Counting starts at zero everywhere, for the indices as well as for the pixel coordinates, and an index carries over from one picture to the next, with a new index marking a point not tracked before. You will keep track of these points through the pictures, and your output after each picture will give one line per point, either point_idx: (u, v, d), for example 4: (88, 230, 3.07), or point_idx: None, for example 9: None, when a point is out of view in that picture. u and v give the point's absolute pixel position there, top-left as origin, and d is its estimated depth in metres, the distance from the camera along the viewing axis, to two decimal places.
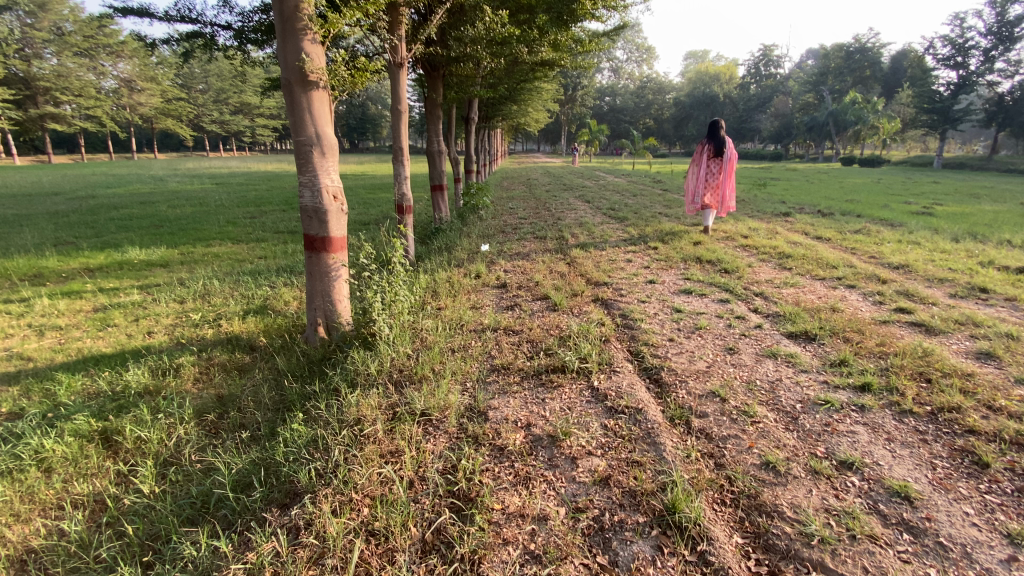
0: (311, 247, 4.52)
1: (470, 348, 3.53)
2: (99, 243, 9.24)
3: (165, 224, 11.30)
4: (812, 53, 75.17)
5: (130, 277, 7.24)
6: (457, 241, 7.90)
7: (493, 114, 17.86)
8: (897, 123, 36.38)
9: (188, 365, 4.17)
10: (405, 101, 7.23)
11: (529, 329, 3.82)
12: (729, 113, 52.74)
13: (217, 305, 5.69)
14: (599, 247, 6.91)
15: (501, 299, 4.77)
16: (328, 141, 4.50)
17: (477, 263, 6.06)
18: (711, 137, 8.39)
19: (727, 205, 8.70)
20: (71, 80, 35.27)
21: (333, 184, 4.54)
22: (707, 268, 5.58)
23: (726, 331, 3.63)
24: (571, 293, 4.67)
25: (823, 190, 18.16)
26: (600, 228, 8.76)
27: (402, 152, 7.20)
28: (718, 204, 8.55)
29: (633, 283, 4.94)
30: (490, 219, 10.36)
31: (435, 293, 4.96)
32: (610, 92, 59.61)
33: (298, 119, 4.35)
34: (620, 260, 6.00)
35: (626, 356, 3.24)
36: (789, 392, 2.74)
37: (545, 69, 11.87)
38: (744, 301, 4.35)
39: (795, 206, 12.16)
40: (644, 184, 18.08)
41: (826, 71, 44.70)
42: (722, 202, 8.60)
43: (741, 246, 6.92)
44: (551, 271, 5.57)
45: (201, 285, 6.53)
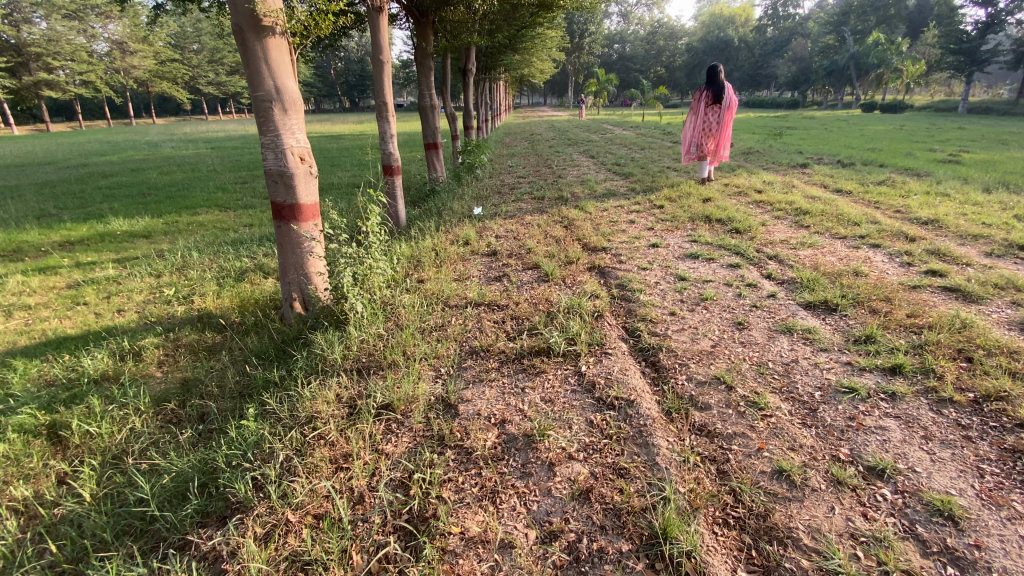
0: (280, 216, 4.15)
1: (447, 328, 3.18)
2: (84, 214, 8.91)
3: (153, 192, 10.89)
4: None
5: (109, 250, 6.92)
6: (449, 204, 7.44)
7: (493, 65, 16.92)
8: (922, 65, 34.25)
9: (153, 348, 3.89)
10: (387, 50, 6.64)
11: (515, 303, 3.44)
12: (745, 59, 50.07)
13: (192, 279, 5.37)
14: (600, 207, 6.43)
15: (489, 268, 4.38)
16: (290, 96, 4.04)
17: (467, 229, 5.63)
18: (710, 82, 7.88)
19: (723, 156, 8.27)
20: (61, 44, 34.13)
21: (299, 145, 4.12)
22: (717, 229, 5.11)
23: (735, 302, 3.24)
24: (565, 261, 4.26)
25: (843, 139, 17.14)
26: (604, 185, 8.21)
27: (386, 108, 6.65)
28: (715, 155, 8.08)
29: (634, 248, 4.51)
30: (487, 179, 9.83)
31: (418, 263, 4.58)
32: (619, 40, 56.65)
33: (254, 71, 3.88)
34: (622, 222, 5.54)
35: (620, 334, 2.87)
36: (806, 377, 2.37)
37: (545, 13, 11.03)
38: (756, 266, 3.92)
39: (813, 158, 11.41)
40: (652, 137, 17.19)
41: (849, 10, 41.89)
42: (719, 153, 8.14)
43: (753, 202, 6.39)
44: (545, 236, 5.14)
45: (180, 257, 6.19)
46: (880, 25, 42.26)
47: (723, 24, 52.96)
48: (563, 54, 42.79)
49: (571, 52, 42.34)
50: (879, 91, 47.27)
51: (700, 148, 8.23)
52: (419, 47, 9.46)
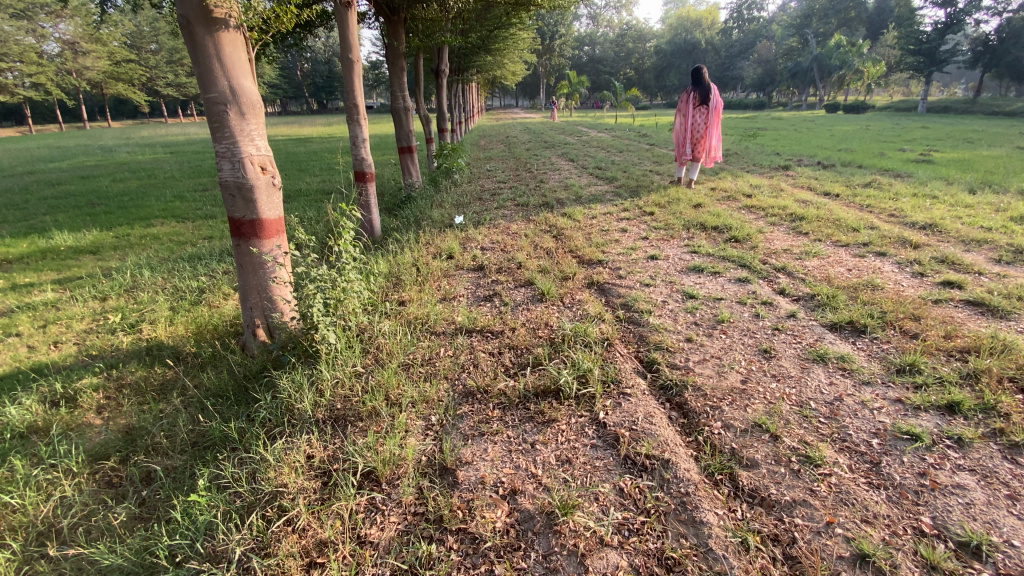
0: (238, 233, 3.68)
1: (436, 363, 2.77)
2: (25, 228, 8.14)
3: (104, 202, 10.10)
4: None
5: (50, 268, 6.26)
6: (427, 212, 7.01)
7: (467, 66, 16.53)
8: (882, 67, 35.28)
9: (93, 391, 3.36)
10: (357, 49, 6.19)
11: (511, 330, 3.06)
12: (713, 61, 50.91)
13: (142, 302, 4.81)
14: (588, 214, 6.09)
15: (476, 287, 3.98)
16: (248, 97, 3.57)
17: (449, 240, 5.22)
18: (696, 84, 7.72)
19: (712, 157, 8.14)
20: (7, 43, 32.20)
21: (260, 153, 3.67)
22: (715, 237, 4.82)
23: (755, 325, 2.93)
24: (560, 277, 3.90)
25: (814, 139, 17.31)
26: (588, 190, 7.90)
27: (357, 110, 6.18)
28: (706, 157, 7.94)
29: (632, 261, 4.19)
30: (466, 184, 9.42)
31: (398, 282, 4.16)
32: (590, 41, 56.82)
33: (205, 70, 3.40)
34: (614, 231, 5.21)
35: (636, 368, 2.52)
36: (856, 421, 2.07)
37: (520, 12, 10.72)
38: (766, 281, 3.64)
39: (792, 158, 11.36)
40: (628, 139, 17.05)
41: (811, 13, 42.98)
42: (709, 154, 8.00)
43: (745, 206, 6.17)
44: (535, 248, 4.77)
45: (130, 276, 5.60)
46: (841, 29, 43.48)
47: (690, 26, 53.79)
48: (535, 55, 42.65)
49: (542, 53, 42.22)
50: (841, 92, 48.54)
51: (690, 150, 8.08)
52: (390, 47, 9.01)
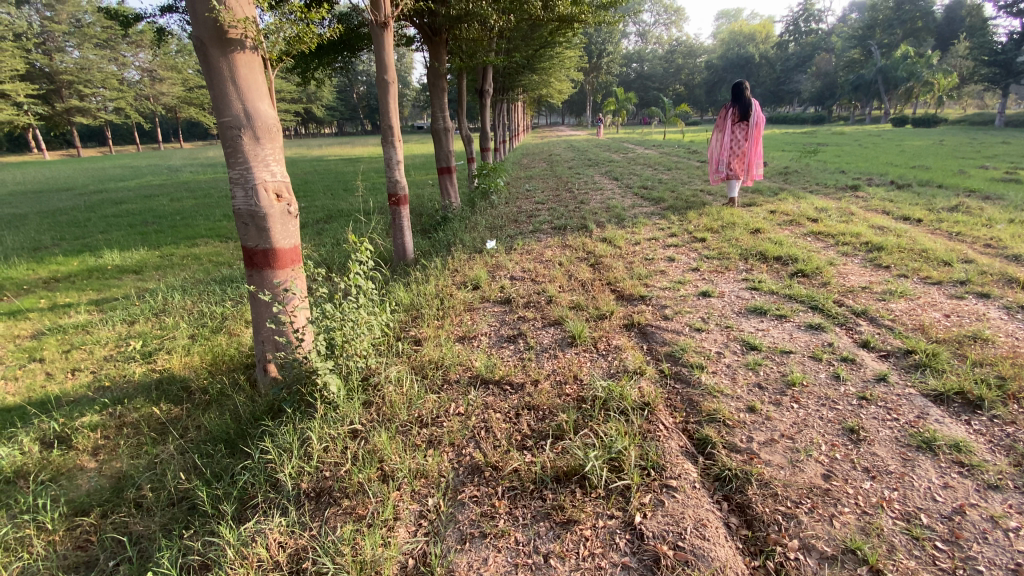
0: (251, 263, 3.46)
1: (445, 423, 2.38)
2: (80, 246, 8.47)
3: (158, 221, 10.47)
4: (856, 5, 69.02)
5: (92, 288, 6.37)
6: (460, 235, 6.72)
7: (511, 85, 16.48)
8: (955, 77, 32.81)
9: (92, 431, 3.18)
10: (393, 70, 6.03)
11: (535, 382, 2.63)
12: (767, 74, 49.08)
13: (165, 328, 4.71)
14: (630, 239, 5.59)
15: (501, 324, 3.58)
16: (265, 121, 3.37)
17: (477, 268, 4.87)
18: (735, 99, 7.61)
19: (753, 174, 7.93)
20: (93, 72, 35.19)
21: (275, 178, 3.44)
22: (776, 270, 4.22)
23: (835, 393, 2.36)
24: (595, 316, 3.43)
25: (883, 156, 16.00)
26: (632, 211, 7.39)
27: (391, 132, 6.00)
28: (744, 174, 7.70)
29: (680, 298, 3.67)
30: (504, 205, 9.12)
31: (419, 316, 3.82)
32: (638, 58, 56.05)
33: (219, 93, 3.22)
34: (659, 260, 4.70)
35: (684, 447, 2.03)
36: (987, 551, 1.51)
37: (565, 30, 10.52)
38: (844, 329, 3.05)
39: (861, 177, 10.38)
40: (677, 156, 16.35)
41: (875, 24, 40.72)
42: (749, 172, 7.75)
43: (811, 233, 5.51)
44: (569, 278, 4.34)
45: (161, 299, 5.57)
46: (908, 38, 40.96)
47: (743, 40, 52.30)
48: (580, 72, 42.63)
49: (588, 71, 41.94)
50: (911, 104, 45.47)
51: (728, 167, 7.86)
52: (432, 67, 8.92)
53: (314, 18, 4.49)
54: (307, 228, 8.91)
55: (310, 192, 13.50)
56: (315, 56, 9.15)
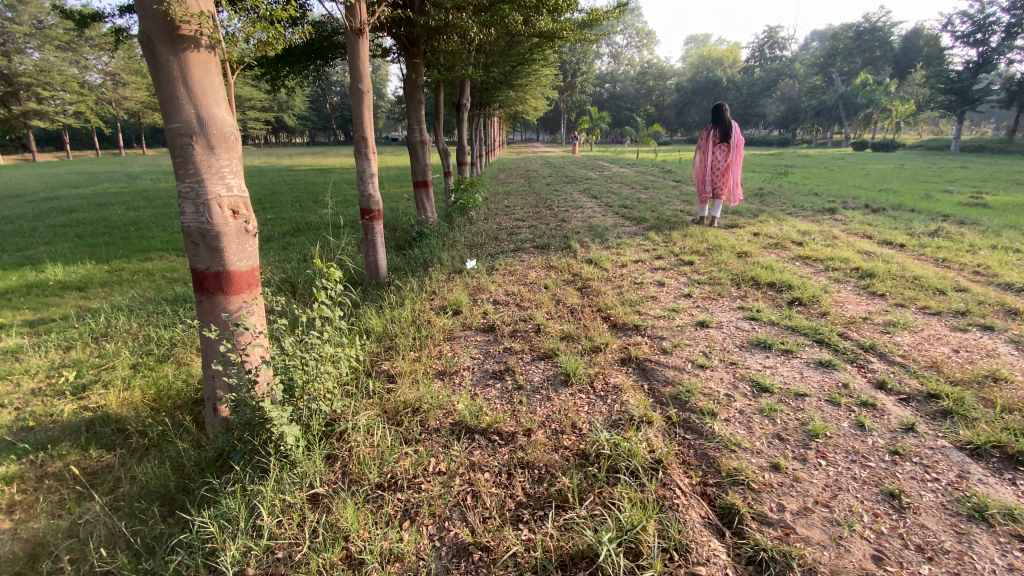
0: (201, 287, 3.05)
1: (425, 487, 2.03)
2: (20, 259, 7.74)
3: (110, 231, 9.74)
4: (816, 35, 72.47)
5: (28, 306, 5.74)
6: (437, 253, 6.36)
7: (488, 99, 16.33)
8: (911, 105, 34.44)
9: (4, 485, 2.67)
10: (368, 79, 5.69)
11: (529, 431, 2.31)
12: (736, 98, 50.71)
13: (104, 357, 4.17)
14: (616, 261, 5.35)
15: (485, 356, 3.23)
16: (222, 127, 2.99)
17: (456, 290, 4.53)
18: (717, 120, 7.61)
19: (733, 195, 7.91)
20: (52, 74, 33.66)
21: (232, 193, 3.05)
22: (773, 297, 4.03)
23: (863, 447, 2.12)
24: (588, 349, 3.14)
25: (851, 179, 16.43)
26: (615, 230, 7.19)
27: (364, 143, 5.65)
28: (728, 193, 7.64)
29: (677, 328, 3.41)
30: (482, 222, 8.81)
31: (393, 346, 3.45)
32: (611, 79, 57.12)
33: (168, 95, 2.82)
34: (649, 285, 4.46)
35: (707, 519, 1.74)
36: None
37: (544, 46, 10.41)
38: (856, 367, 2.84)
39: (835, 200, 10.50)
40: (653, 175, 16.44)
41: (835, 53, 42.67)
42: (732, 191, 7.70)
43: (798, 257, 5.40)
44: (556, 304, 4.04)
45: (104, 321, 5.01)
46: (866, 68, 42.99)
47: (712, 65, 54.11)
48: (557, 90, 43.12)
49: (564, 90, 42.49)
50: (869, 130, 47.57)
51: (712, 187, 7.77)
52: (409, 78, 8.63)
53: (281, 18, 4.12)
54: (274, 242, 8.40)
55: (278, 204, 12.93)
56: (285, 62, 8.73)
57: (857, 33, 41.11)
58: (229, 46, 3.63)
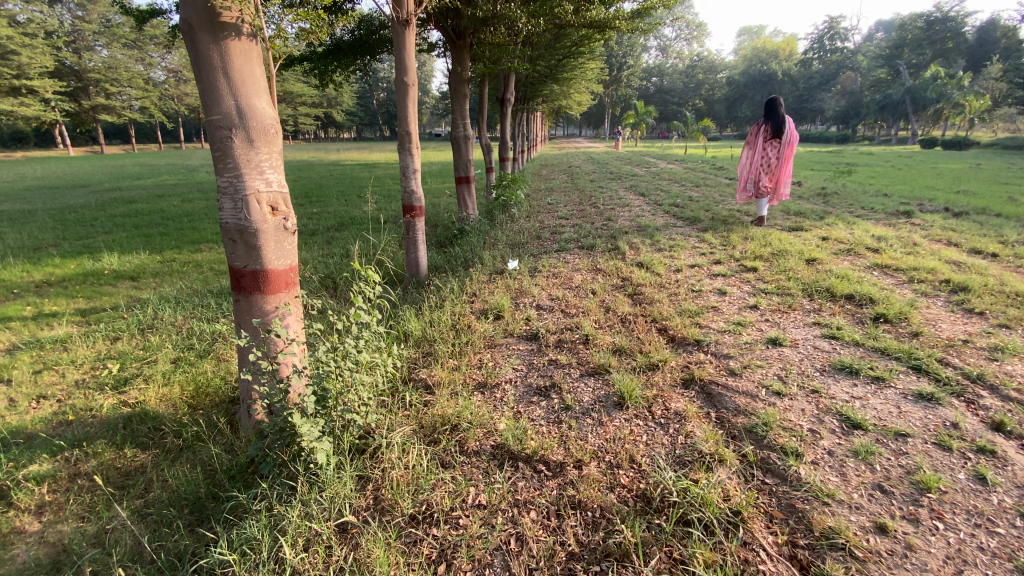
0: (238, 286, 2.93)
1: (465, 525, 1.81)
2: (80, 248, 8.07)
3: (165, 222, 10.09)
4: (882, 25, 68.02)
5: (83, 294, 5.92)
6: (478, 252, 6.17)
7: (533, 93, 16.02)
8: (987, 100, 31.73)
9: (38, 483, 2.64)
10: (413, 71, 5.52)
11: (580, 463, 2.05)
12: (791, 92, 48.28)
13: (148, 350, 4.19)
14: (669, 265, 4.99)
15: (529, 368, 2.98)
16: (262, 120, 2.85)
17: (499, 293, 4.30)
18: (770, 115, 7.17)
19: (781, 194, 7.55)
20: (120, 71, 35.69)
21: (271, 188, 2.92)
22: (852, 312, 3.60)
23: (988, 507, 1.76)
24: (644, 367, 2.84)
25: (922, 178, 15.19)
26: (665, 231, 6.79)
27: (408, 138, 5.49)
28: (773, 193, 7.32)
29: (745, 346, 3.06)
30: (524, 219, 8.57)
31: (431, 352, 3.24)
32: (659, 72, 55.55)
33: (208, 86, 2.70)
34: (707, 293, 4.09)
35: None
36: None
37: (593, 37, 10.02)
38: (964, 401, 2.43)
39: (908, 202, 9.65)
40: (704, 172, 15.73)
41: (902, 44, 39.93)
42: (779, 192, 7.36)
43: (875, 265, 4.89)
44: (606, 312, 3.75)
45: (151, 312, 5.08)
46: (938, 59, 39.98)
47: (765, 57, 51.77)
48: (601, 85, 42.30)
49: (608, 85, 41.60)
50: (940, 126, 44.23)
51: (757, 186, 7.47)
52: (454, 73, 8.46)
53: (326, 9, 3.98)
54: (317, 236, 8.44)
55: (323, 197, 13.10)
56: (335, 59, 8.93)
57: (928, 23, 38.27)
58: (272, 38, 3.54)
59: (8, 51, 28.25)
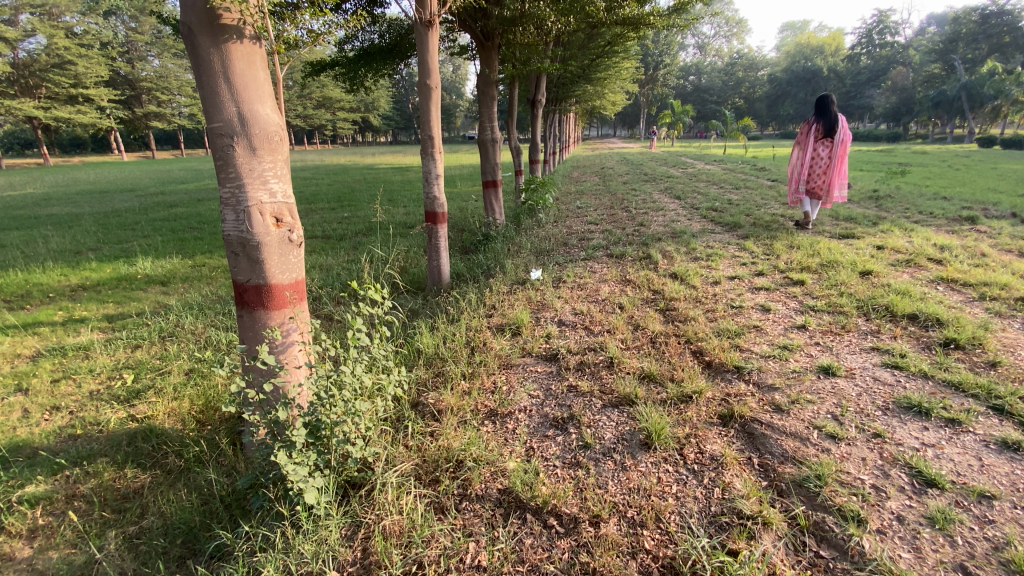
0: (242, 301, 2.78)
1: None
2: (117, 252, 8.29)
3: (200, 227, 10.31)
4: (936, 17, 64.30)
5: (113, 299, 6.01)
6: (503, 260, 5.95)
7: (564, 95, 15.75)
8: None
9: (34, 506, 2.56)
10: (437, 74, 5.34)
11: (598, 520, 1.79)
12: (837, 88, 46.19)
13: (164, 360, 4.14)
14: (706, 276, 4.64)
15: (546, 394, 2.71)
16: (265, 125, 2.68)
17: (520, 307, 4.06)
18: (820, 113, 6.69)
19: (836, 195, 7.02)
20: (169, 80, 37.39)
21: (275, 197, 2.75)
22: (917, 336, 3.19)
23: None
24: (675, 398, 2.53)
25: (986, 179, 14.08)
26: (702, 237, 6.41)
27: (431, 143, 5.31)
28: (826, 196, 6.84)
29: (792, 375, 2.71)
30: (552, 224, 8.30)
31: (443, 372, 3.02)
32: (696, 71, 54.21)
33: (209, 91, 2.57)
34: (749, 310, 3.74)
35: None
36: None
37: (627, 35, 9.68)
38: None
39: (972, 205, 8.88)
40: (744, 173, 15.06)
41: (960, 35, 37.61)
42: (832, 194, 6.86)
43: (940, 279, 4.40)
44: (635, 329, 3.46)
45: (173, 318, 5.08)
46: (1000, 51, 37.41)
47: (810, 53, 49.75)
48: (636, 85, 41.55)
49: (643, 84, 40.80)
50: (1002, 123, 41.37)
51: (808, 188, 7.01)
52: (482, 75, 8.27)
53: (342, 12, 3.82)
54: (343, 241, 8.41)
55: (353, 201, 13.17)
56: (365, 65, 8.93)
57: (989, 12, 35.95)
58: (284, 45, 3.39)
59: (68, 62, 29.97)
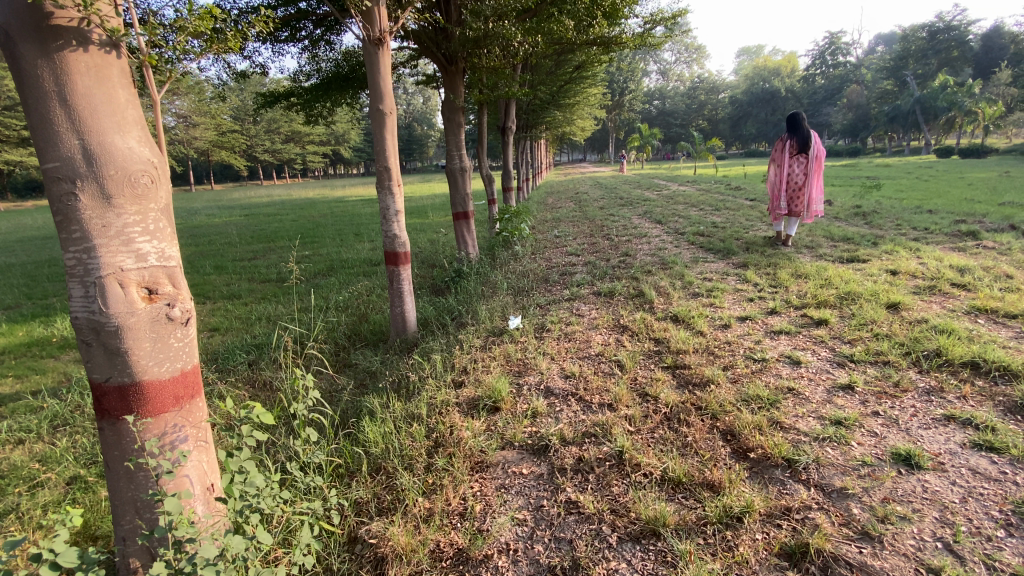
0: (103, 409, 1.85)
1: None
2: (37, 310, 7.24)
3: None
4: (880, 39, 67.73)
5: (13, 373, 5.01)
6: (477, 303, 5.22)
7: (535, 121, 15.37)
8: (1002, 105, 30.54)
9: None
10: (392, 100, 4.63)
11: None
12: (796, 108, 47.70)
13: (47, 462, 3.22)
14: (712, 317, 3.99)
15: (536, 519, 1.95)
16: (133, 159, 1.83)
17: (497, 370, 3.30)
18: (792, 129, 6.30)
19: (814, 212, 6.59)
20: None
21: (147, 260, 1.87)
22: (995, 397, 2.53)
23: None
24: (718, 523, 1.80)
25: (960, 190, 14.04)
26: (696, 267, 5.80)
27: (387, 175, 4.59)
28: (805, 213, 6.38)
29: (864, 472, 2.01)
30: (530, 257, 7.64)
31: (394, 486, 2.21)
32: (660, 96, 55.55)
33: (36, 116, 1.71)
34: (776, 364, 3.06)
35: None
36: None
37: (597, 59, 9.29)
38: None
39: (963, 218, 8.56)
40: (721, 193, 14.79)
41: (907, 55, 39.31)
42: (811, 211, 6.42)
43: (977, 310, 3.82)
44: (641, 402, 2.73)
45: (76, 397, 4.14)
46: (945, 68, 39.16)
47: (767, 76, 51.60)
48: (604, 111, 42.05)
49: (610, 110, 41.34)
50: None
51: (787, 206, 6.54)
52: (446, 101, 7.65)
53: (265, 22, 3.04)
54: (299, 284, 7.55)
55: (317, 238, 12.32)
56: (321, 96, 8.24)
57: (932, 33, 37.77)
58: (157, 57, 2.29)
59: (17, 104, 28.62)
